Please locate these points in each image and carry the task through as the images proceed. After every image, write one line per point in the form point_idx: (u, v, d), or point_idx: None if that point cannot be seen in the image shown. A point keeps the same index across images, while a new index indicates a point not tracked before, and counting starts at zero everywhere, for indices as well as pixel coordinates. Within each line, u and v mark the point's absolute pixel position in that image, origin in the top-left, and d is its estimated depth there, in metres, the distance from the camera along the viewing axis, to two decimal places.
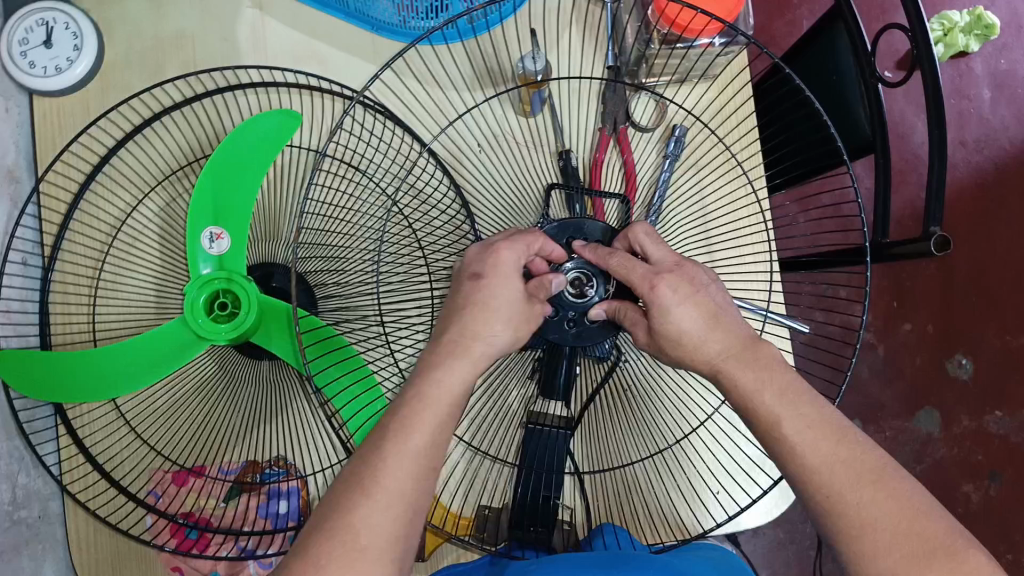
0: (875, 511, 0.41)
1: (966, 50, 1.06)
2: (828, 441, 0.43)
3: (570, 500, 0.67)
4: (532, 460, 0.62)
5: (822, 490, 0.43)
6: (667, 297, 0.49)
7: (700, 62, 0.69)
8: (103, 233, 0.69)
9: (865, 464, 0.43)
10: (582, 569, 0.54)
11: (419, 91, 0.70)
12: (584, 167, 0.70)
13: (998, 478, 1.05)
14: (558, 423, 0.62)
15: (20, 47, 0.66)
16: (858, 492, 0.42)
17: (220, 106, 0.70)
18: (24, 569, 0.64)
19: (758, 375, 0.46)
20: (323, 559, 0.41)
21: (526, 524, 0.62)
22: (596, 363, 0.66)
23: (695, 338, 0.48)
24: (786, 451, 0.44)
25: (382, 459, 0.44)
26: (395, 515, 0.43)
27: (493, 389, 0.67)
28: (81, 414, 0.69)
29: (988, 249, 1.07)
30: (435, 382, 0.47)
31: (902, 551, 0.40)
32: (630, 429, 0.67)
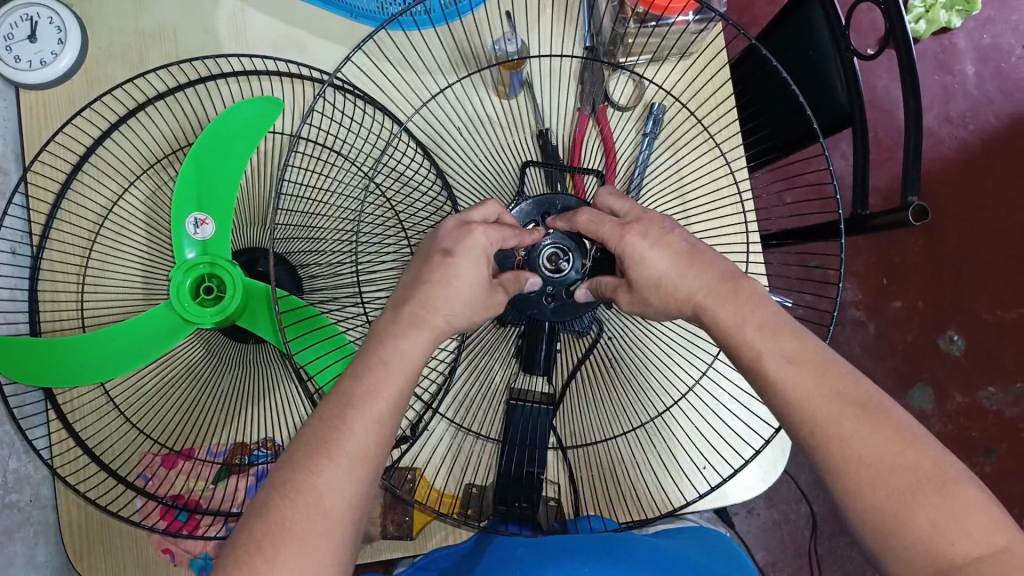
0: (860, 447, 0.41)
1: (949, 25, 1.07)
2: (809, 380, 0.43)
3: (555, 474, 0.68)
4: (514, 435, 0.63)
5: (804, 424, 0.43)
6: (639, 243, 0.51)
7: (676, 39, 0.70)
8: (89, 223, 0.70)
9: (848, 397, 0.42)
10: (561, 554, 0.53)
11: (393, 75, 0.71)
12: (564, 145, 0.71)
13: (993, 454, 1.06)
14: (540, 399, 0.63)
15: (6, 42, 0.68)
16: (840, 424, 0.41)
17: (201, 95, 0.71)
18: (18, 553, 0.65)
19: (737, 311, 0.47)
20: (289, 521, 0.42)
21: (512, 500, 0.63)
22: (578, 338, 0.68)
23: (669, 277, 0.50)
24: (768, 385, 0.45)
25: (359, 417, 0.45)
26: (356, 467, 0.44)
27: (477, 367, 0.68)
28: (71, 398, 0.70)
29: (978, 218, 1.09)
30: (399, 349, 0.48)
31: (887, 489, 0.39)
32: (614, 401, 0.69)
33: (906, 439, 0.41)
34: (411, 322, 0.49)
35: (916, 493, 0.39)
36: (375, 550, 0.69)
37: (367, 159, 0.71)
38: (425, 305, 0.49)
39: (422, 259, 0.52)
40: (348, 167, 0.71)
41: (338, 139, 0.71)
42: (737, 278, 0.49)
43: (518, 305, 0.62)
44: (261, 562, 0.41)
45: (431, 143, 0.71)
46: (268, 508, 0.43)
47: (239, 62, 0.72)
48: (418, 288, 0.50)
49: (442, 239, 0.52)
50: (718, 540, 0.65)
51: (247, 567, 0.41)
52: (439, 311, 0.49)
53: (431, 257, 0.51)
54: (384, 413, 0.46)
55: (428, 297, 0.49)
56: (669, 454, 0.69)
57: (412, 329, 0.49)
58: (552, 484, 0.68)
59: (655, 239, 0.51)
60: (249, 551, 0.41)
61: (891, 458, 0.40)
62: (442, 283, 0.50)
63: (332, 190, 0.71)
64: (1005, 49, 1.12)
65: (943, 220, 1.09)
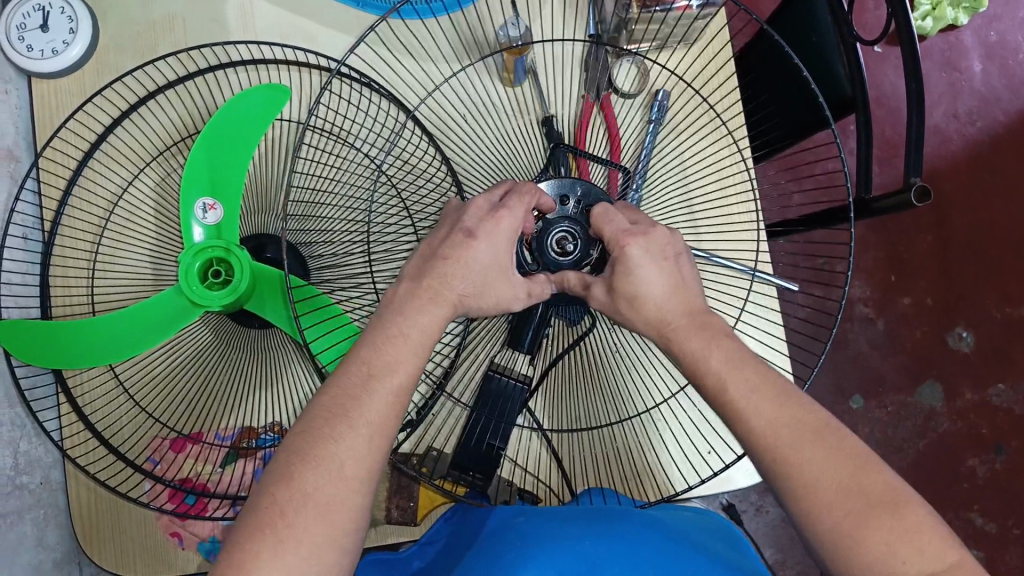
0: (816, 471, 0.41)
1: (955, 22, 1.10)
2: (777, 394, 0.44)
3: (515, 454, 0.68)
4: (483, 406, 0.62)
5: (770, 450, 0.42)
6: (634, 256, 0.49)
7: (678, 26, 0.71)
8: (98, 210, 0.71)
9: (806, 424, 0.42)
10: (558, 519, 0.55)
11: (402, 64, 0.72)
12: (568, 132, 0.71)
13: (1003, 452, 1.06)
14: (518, 376, 0.62)
15: (19, 31, 0.69)
16: (799, 453, 0.41)
17: (211, 83, 0.72)
18: (28, 533, 0.66)
19: (704, 341, 0.47)
20: (312, 487, 0.42)
21: (468, 468, 0.62)
22: (569, 326, 0.65)
23: (653, 298, 0.49)
24: (732, 413, 0.44)
25: (364, 390, 0.45)
26: (376, 436, 0.45)
27: (475, 348, 0.67)
28: (81, 379, 0.70)
29: (985, 211, 1.10)
30: (418, 323, 0.48)
31: (840, 494, 0.40)
32: (610, 391, 0.68)
33: (866, 460, 0.41)
34: (428, 295, 0.49)
35: (870, 516, 0.39)
36: (377, 535, 0.69)
37: (374, 146, 0.72)
38: (442, 276, 0.49)
39: (443, 231, 0.52)
40: (354, 155, 0.72)
41: (345, 128, 0.72)
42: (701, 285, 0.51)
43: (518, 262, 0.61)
44: (281, 527, 0.41)
45: (438, 129, 0.71)
46: (290, 472, 0.43)
47: (249, 50, 0.73)
48: (433, 262, 0.50)
49: (465, 217, 0.51)
50: (733, 536, 0.63)
51: (268, 529, 0.41)
52: (455, 284, 0.49)
53: (451, 235, 0.50)
54: (401, 384, 0.46)
55: (440, 272, 0.49)
56: (671, 436, 0.70)
57: (431, 302, 0.49)
58: (519, 468, 0.68)
59: (657, 247, 0.50)
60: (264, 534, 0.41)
61: (857, 472, 0.41)
62: (456, 256, 0.49)
63: (339, 178, 0.71)
64: (1012, 47, 1.12)
65: (951, 216, 1.10)
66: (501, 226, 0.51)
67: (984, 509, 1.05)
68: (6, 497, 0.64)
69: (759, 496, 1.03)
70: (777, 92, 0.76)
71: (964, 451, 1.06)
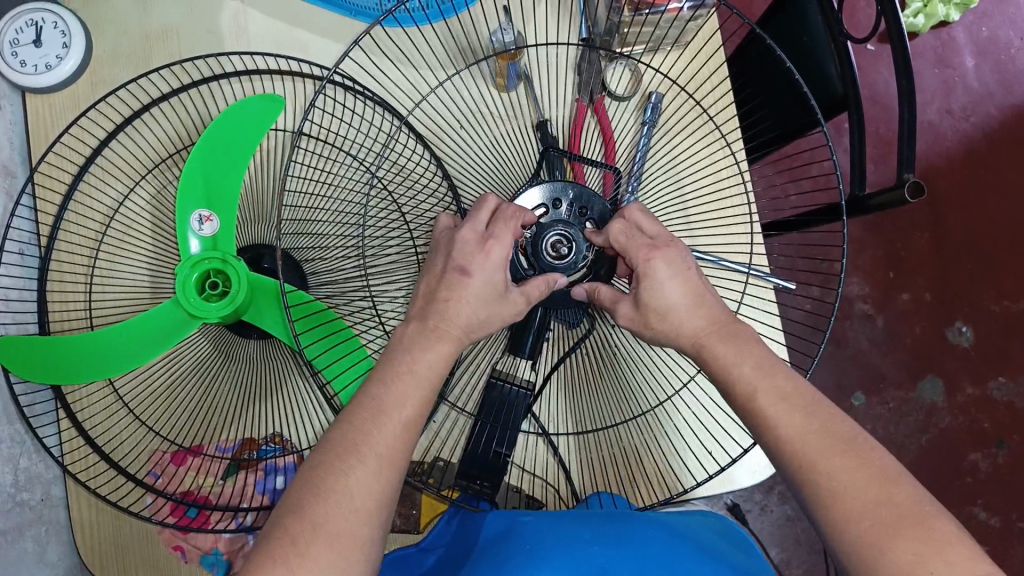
0: (842, 480, 0.41)
1: (947, 19, 1.10)
2: (812, 404, 0.44)
3: (521, 459, 0.68)
4: (486, 414, 0.62)
5: (798, 449, 0.43)
6: (660, 271, 0.50)
7: (672, 28, 0.71)
8: (95, 223, 0.71)
9: (834, 433, 0.43)
10: (560, 524, 0.55)
11: (395, 71, 0.72)
12: (562, 135, 0.71)
13: (1005, 446, 1.06)
14: (520, 382, 0.63)
15: (12, 47, 0.69)
16: (827, 461, 0.41)
17: (204, 94, 0.72)
18: (30, 550, 0.66)
19: (737, 349, 0.47)
20: (321, 517, 0.42)
21: (475, 477, 0.61)
22: (568, 329, 0.65)
23: (679, 311, 0.50)
24: (760, 423, 0.45)
25: (373, 416, 0.45)
26: (384, 471, 0.44)
27: (475, 359, 0.67)
28: (80, 395, 0.70)
29: (981, 207, 1.10)
30: (427, 362, 0.48)
31: (862, 498, 0.40)
32: (614, 394, 0.67)
33: (888, 474, 0.41)
34: (435, 334, 0.49)
35: (896, 526, 0.38)
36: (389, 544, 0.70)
37: (368, 152, 0.72)
38: (443, 315, 0.49)
39: (437, 270, 0.52)
40: (349, 162, 0.72)
41: (339, 135, 0.72)
42: (705, 288, 0.51)
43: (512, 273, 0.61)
44: (289, 550, 0.40)
45: (432, 136, 0.71)
46: (300, 506, 0.42)
47: (242, 61, 0.73)
48: (433, 304, 0.50)
49: (456, 252, 0.51)
50: (743, 539, 0.62)
51: (280, 557, 0.40)
52: (457, 321, 0.50)
53: (446, 273, 0.51)
54: (411, 415, 0.46)
55: (440, 312, 0.50)
56: (676, 436, 0.69)
57: (439, 341, 0.49)
58: (525, 472, 0.68)
59: (674, 261, 0.51)
60: (269, 552, 0.41)
61: (879, 478, 0.40)
62: (453, 296, 0.50)
63: (333, 185, 0.71)
64: (1004, 43, 1.13)
65: (947, 214, 1.10)
66: (491, 257, 0.51)
67: (988, 504, 1.05)
68: (6, 514, 0.64)
69: (763, 495, 1.03)
70: (769, 90, 0.76)
71: (966, 446, 1.06)
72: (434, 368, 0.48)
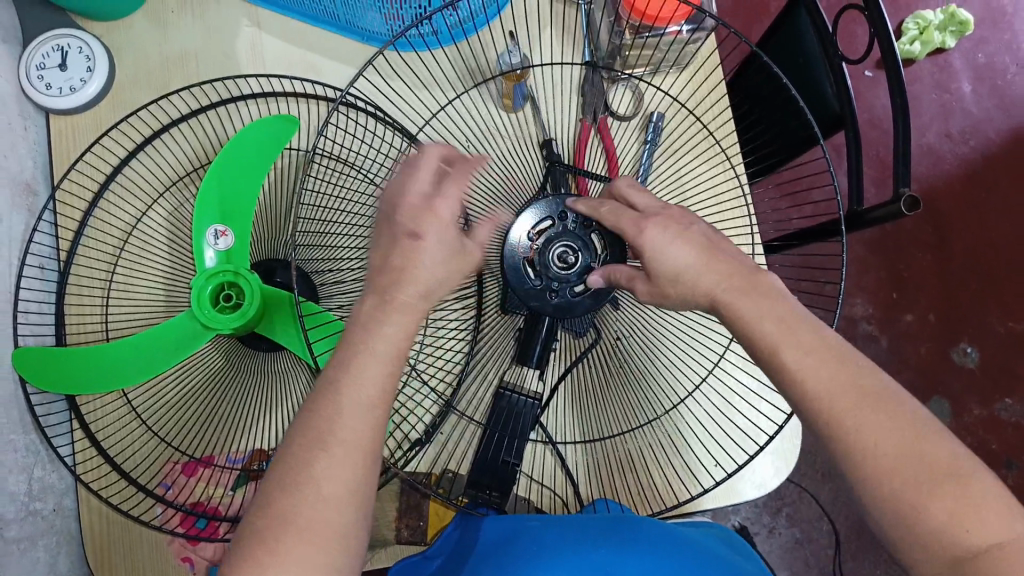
0: (871, 439, 0.41)
1: (943, 46, 1.13)
2: (817, 352, 0.44)
3: (530, 469, 0.69)
4: (496, 423, 0.63)
5: (811, 408, 0.43)
6: (658, 236, 0.52)
7: (671, 51, 0.72)
8: (114, 238, 0.73)
9: (865, 388, 0.42)
10: (585, 534, 0.54)
11: (404, 93, 0.75)
12: (567, 152, 0.73)
13: (1015, 467, 1.07)
14: (529, 392, 0.63)
15: (38, 69, 0.71)
16: (844, 407, 0.42)
17: (221, 114, 0.75)
18: (41, 559, 0.67)
19: (758, 305, 0.47)
20: (297, 504, 0.43)
21: (485, 485, 0.62)
22: (574, 339, 0.67)
23: (691, 272, 0.50)
24: (797, 391, 0.44)
25: (332, 399, 0.45)
26: (353, 453, 0.44)
27: (484, 368, 0.69)
28: (94, 406, 0.72)
29: (982, 231, 1.11)
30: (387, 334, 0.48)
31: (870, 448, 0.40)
32: (620, 402, 0.68)
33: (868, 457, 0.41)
34: (396, 306, 0.48)
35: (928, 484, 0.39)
36: (389, 555, 0.70)
37: (378, 168, 0.74)
38: (399, 284, 0.49)
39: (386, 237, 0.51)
40: (359, 177, 0.74)
41: (350, 151, 0.74)
42: (714, 245, 0.51)
43: (520, 295, 0.63)
44: (266, 555, 0.41)
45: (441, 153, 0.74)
46: (269, 501, 0.43)
47: (259, 83, 0.75)
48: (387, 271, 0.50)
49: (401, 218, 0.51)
50: (747, 551, 0.61)
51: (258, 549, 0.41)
52: (408, 289, 0.49)
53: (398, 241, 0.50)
54: (380, 400, 0.46)
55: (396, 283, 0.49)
56: (679, 447, 0.70)
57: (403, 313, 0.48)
58: (535, 482, 0.69)
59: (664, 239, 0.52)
60: (272, 523, 0.42)
61: (884, 442, 0.40)
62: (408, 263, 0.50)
63: (345, 200, 0.73)
64: (999, 68, 1.15)
65: (950, 237, 1.11)
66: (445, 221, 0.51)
67: None
68: (20, 521, 0.65)
69: (771, 518, 1.06)
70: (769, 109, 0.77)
71: None
72: (392, 343, 0.48)
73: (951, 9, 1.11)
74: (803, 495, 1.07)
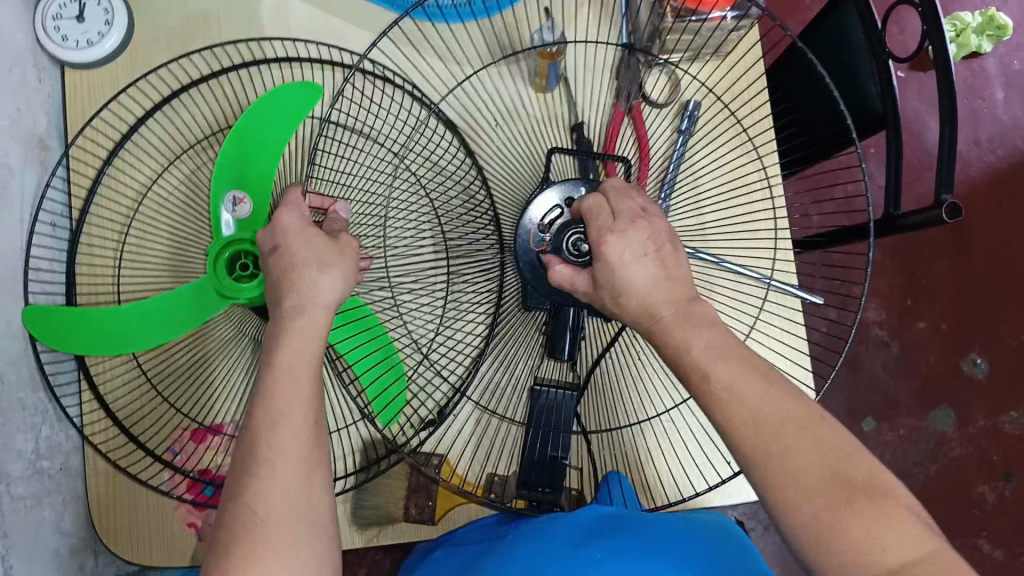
0: (799, 463, 0.40)
1: (980, 50, 1.10)
2: (753, 392, 0.43)
3: (579, 462, 0.68)
4: (538, 420, 0.64)
5: (744, 443, 0.42)
6: (613, 257, 0.48)
7: (712, 37, 0.71)
8: (128, 199, 0.71)
9: (791, 413, 0.42)
10: (541, 548, 0.55)
11: (425, 62, 0.73)
12: (597, 138, 0.71)
13: (1014, 479, 1.07)
14: (563, 384, 0.64)
15: (53, 20, 0.69)
16: (781, 439, 0.41)
17: (243, 77, 0.73)
18: (47, 519, 0.67)
19: (685, 332, 0.46)
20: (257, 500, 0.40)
21: (537, 484, 0.63)
22: (603, 325, 0.67)
23: (656, 294, 0.47)
24: (725, 424, 0.43)
25: None
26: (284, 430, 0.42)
27: (510, 364, 0.68)
28: (104, 367, 0.70)
29: (1002, 241, 1.10)
30: None
31: (824, 497, 0.39)
32: (627, 398, 0.68)
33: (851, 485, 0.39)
34: None
35: (849, 501, 0.38)
36: (398, 531, 0.71)
37: (394, 139, 0.72)
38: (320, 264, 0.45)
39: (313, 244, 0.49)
40: (374, 147, 0.72)
41: (365, 120, 0.72)
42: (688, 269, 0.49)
43: (535, 287, 0.62)
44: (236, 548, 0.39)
45: (462, 128, 0.72)
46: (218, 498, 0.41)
47: (280, 45, 0.73)
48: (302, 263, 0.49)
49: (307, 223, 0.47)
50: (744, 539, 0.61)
51: None
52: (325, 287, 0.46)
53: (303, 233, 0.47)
54: None
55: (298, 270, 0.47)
56: (691, 442, 0.70)
57: None
58: (575, 470, 0.68)
59: (638, 246, 0.48)
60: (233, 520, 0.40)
61: (825, 475, 0.40)
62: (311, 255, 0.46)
63: (359, 169, 0.72)
64: None
65: (969, 244, 1.10)
66: None
67: (993, 536, 1.06)
68: (25, 481, 0.65)
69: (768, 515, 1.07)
70: (801, 99, 0.76)
71: (974, 476, 1.07)
72: None
73: (990, 11, 1.07)
74: None
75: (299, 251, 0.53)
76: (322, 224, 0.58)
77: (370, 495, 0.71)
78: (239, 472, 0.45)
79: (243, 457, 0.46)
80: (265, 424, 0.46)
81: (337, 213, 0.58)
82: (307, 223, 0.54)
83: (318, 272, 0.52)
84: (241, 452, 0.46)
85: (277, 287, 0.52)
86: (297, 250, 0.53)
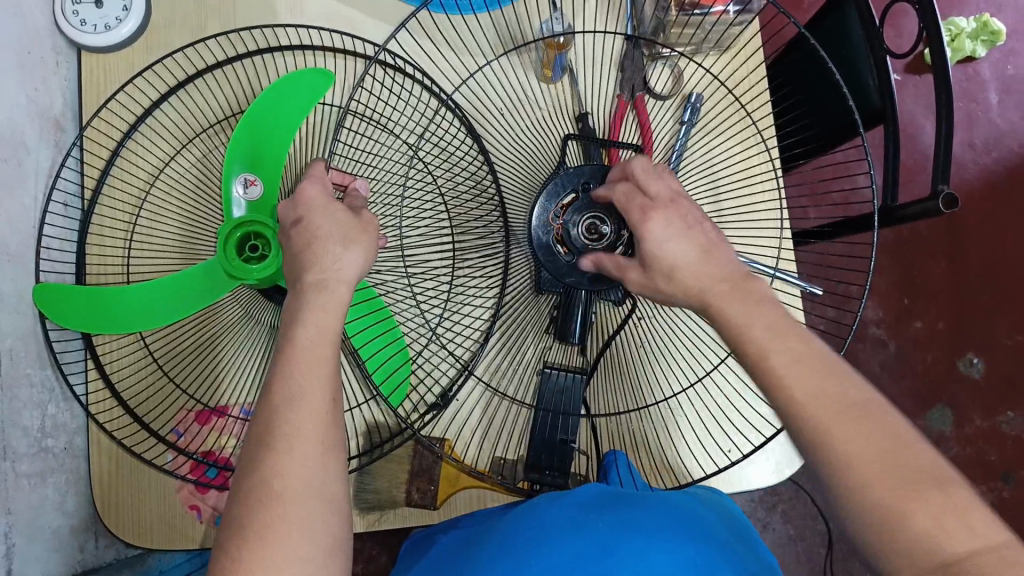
0: (857, 447, 0.39)
1: (974, 54, 1.13)
2: (817, 380, 0.42)
3: (585, 445, 0.69)
4: (545, 404, 0.64)
5: (808, 423, 0.41)
6: (659, 232, 0.51)
7: (715, 32, 0.73)
8: (140, 181, 0.72)
9: (849, 403, 0.41)
10: (553, 527, 0.55)
11: (436, 52, 0.74)
12: (601, 128, 0.72)
13: (1011, 480, 1.08)
14: (574, 368, 0.65)
15: (72, 6, 0.70)
16: (830, 429, 0.40)
17: (257, 64, 0.74)
18: (49, 498, 0.67)
19: (747, 310, 0.46)
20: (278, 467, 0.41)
21: (546, 468, 0.63)
22: (613, 309, 0.67)
23: (690, 267, 0.49)
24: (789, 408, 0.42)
25: None
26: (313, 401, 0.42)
27: (520, 347, 0.69)
28: (110, 347, 0.70)
29: (998, 246, 1.12)
30: None
31: (885, 484, 0.38)
32: (649, 373, 0.69)
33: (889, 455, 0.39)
34: None
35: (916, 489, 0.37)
36: (399, 517, 0.71)
37: (410, 128, 0.72)
38: None
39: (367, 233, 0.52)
40: (390, 135, 0.73)
41: (381, 108, 0.73)
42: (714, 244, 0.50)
43: (550, 271, 0.63)
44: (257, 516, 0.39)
45: (476, 118, 0.73)
46: None
47: (294, 33, 0.75)
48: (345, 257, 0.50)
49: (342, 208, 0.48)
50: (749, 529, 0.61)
51: None
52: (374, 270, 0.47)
53: None
54: None
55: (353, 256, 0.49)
56: (718, 411, 0.70)
57: None
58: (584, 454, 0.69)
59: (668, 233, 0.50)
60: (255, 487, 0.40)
61: (883, 457, 0.39)
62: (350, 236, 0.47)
63: (375, 157, 0.72)
64: None
65: (965, 249, 1.11)
66: None
67: None
68: (30, 458, 0.65)
69: (767, 514, 1.08)
70: (809, 81, 0.76)
71: (972, 477, 1.08)
72: None
73: (985, 18, 1.10)
74: (799, 494, 1.08)
75: (322, 224, 0.54)
76: (342, 200, 0.59)
77: (372, 479, 0.71)
78: (255, 448, 0.45)
79: (259, 431, 0.46)
80: (282, 400, 0.46)
81: (356, 190, 0.60)
82: (328, 197, 0.56)
83: (340, 248, 0.53)
84: (256, 427, 0.46)
85: (297, 261, 0.53)
86: (320, 223, 0.54)
